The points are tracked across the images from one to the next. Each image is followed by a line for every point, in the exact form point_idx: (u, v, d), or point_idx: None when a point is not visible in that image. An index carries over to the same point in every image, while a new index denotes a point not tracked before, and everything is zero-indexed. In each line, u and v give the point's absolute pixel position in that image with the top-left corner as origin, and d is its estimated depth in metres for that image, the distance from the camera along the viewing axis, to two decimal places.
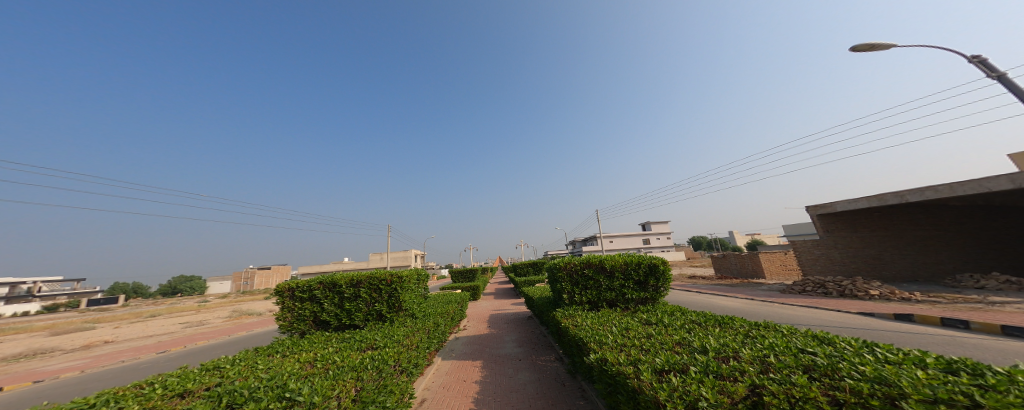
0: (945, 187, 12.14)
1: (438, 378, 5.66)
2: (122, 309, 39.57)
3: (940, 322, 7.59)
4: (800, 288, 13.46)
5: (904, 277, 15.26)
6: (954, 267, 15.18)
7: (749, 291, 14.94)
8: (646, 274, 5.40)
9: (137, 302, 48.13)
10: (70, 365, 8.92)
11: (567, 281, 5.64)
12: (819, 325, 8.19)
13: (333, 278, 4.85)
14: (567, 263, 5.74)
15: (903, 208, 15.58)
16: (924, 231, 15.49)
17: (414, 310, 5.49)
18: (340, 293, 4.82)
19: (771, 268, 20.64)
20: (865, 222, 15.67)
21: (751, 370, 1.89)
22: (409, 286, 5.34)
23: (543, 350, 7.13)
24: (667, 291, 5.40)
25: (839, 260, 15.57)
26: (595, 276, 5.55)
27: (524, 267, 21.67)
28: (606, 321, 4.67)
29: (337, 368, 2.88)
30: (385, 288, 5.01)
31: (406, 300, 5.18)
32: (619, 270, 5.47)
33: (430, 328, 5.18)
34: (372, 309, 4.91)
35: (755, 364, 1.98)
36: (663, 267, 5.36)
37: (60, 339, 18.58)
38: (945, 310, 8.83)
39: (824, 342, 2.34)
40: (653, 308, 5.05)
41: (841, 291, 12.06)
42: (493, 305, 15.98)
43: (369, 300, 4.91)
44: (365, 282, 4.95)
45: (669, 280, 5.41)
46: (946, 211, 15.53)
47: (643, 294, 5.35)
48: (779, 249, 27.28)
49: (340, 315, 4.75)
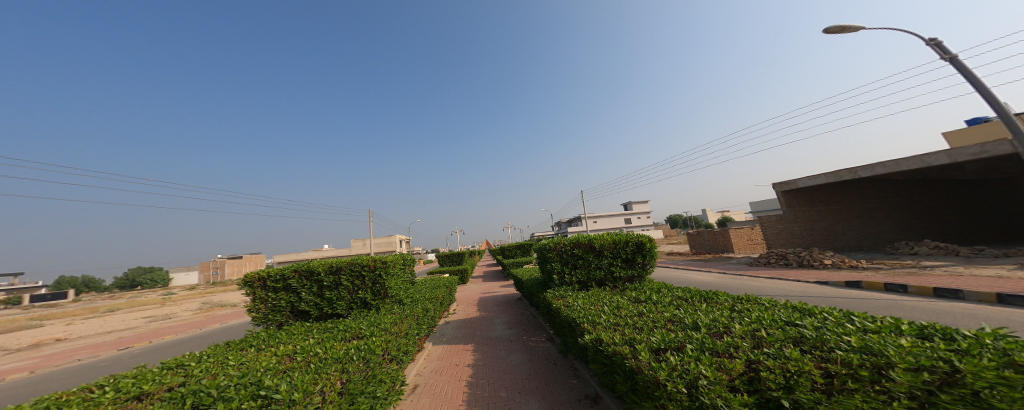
0: (893, 163, 13.16)
1: (430, 364, 5.65)
2: (77, 305, 36.78)
3: (883, 287, 8.42)
4: (765, 260, 14.44)
5: (852, 246, 16.63)
6: (897, 237, 16.75)
7: (720, 265, 15.91)
8: (634, 252, 5.52)
9: (93, 297, 44.80)
10: (21, 365, 8.22)
11: (557, 261, 5.67)
12: (784, 295, 8.84)
13: (310, 266, 4.56)
14: (556, 243, 5.75)
15: (857, 183, 16.82)
16: (872, 204, 16.84)
17: (401, 296, 5.36)
18: (319, 281, 4.56)
19: (740, 243, 22.00)
20: (824, 197, 16.81)
21: (745, 345, 1.95)
22: (394, 272, 5.14)
23: (533, 331, 7.27)
24: (653, 268, 5.56)
25: (799, 233, 16.74)
26: (584, 256, 5.60)
27: (510, 250, 21.87)
28: (597, 299, 4.76)
29: (322, 361, 2.73)
30: (368, 274, 4.80)
31: (392, 286, 5.01)
32: (607, 249, 5.55)
33: (418, 315, 5.07)
34: (355, 296, 4.72)
35: (748, 340, 2.03)
36: (649, 244, 5.51)
37: (8, 338, 17.11)
38: (888, 276, 9.78)
39: (806, 313, 2.44)
40: (642, 285, 5.19)
41: (800, 261, 12.96)
42: (480, 288, 16.11)
43: (352, 288, 4.71)
44: (346, 269, 4.70)
45: (654, 256, 5.57)
46: (893, 186, 16.91)
47: (630, 271, 5.50)
48: (747, 225, 28.98)
49: (321, 304, 4.53)
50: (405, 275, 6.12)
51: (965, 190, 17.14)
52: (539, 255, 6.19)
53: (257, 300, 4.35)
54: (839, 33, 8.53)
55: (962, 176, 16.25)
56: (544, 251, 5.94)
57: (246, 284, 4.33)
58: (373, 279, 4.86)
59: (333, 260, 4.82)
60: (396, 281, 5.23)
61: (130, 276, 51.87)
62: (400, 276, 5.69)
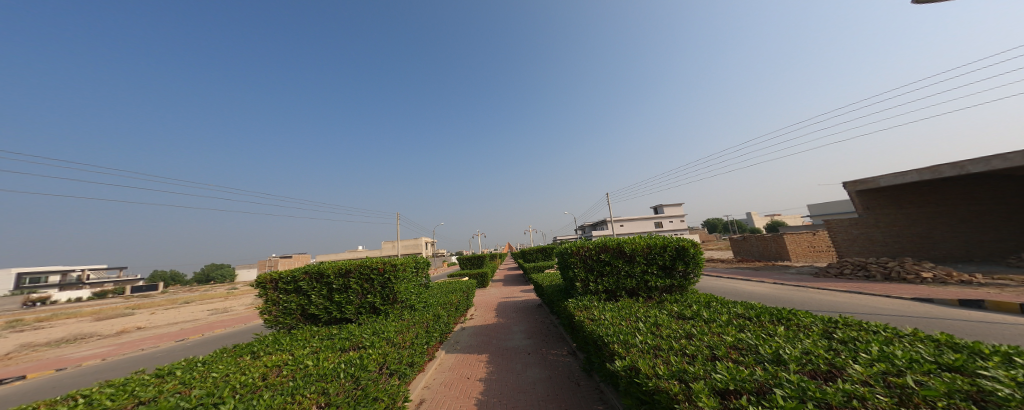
0: (1017, 155, 10.83)
1: (439, 375, 5.27)
2: (158, 296, 41.96)
3: (1017, 310, 6.60)
4: (837, 270, 12.40)
5: (955, 256, 13.76)
6: (1016, 245, 13.60)
7: (778, 275, 13.89)
8: (673, 259, 4.68)
9: (172, 289, 51.11)
10: (94, 352, 9.10)
11: (580, 267, 5.01)
12: (866, 314, 7.30)
13: (322, 268, 4.48)
14: (579, 247, 5.09)
15: (957, 180, 13.99)
16: (981, 205, 13.84)
17: (412, 301, 5.35)
18: (328, 284, 4.47)
19: (798, 250, 19.27)
20: (910, 198, 14.21)
21: (884, 400, 1.37)
22: (404, 276, 5.05)
23: (554, 343, 6.62)
24: (697, 278, 4.67)
25: (881, 241, 14.27)
26: (612, 261, 4.88)
27: (535, 253, 21.22)
28: (628, 313, 4.02)
29: (305, 377, 2.38)
30: (379, 278, 4.71)
31: (401, 291, 4.93)
32: (640, 254, 4.78)
33: (428, 322, 5.04)
34: (366, 300, 4.63)
35: (887, 390, 1.46)
36: (693, 250, 4.63)
37: (98, 324, 19.64)
38: (1018, 295, 7.71)
39: (952, 354, 1.80)
40: (682, 298, 4.35)
41: (887, 273, 11.02)
42: (503, 293, 15.64)
43: (361, 292, 4.61)
44: (356, 271, 4.61)
45: (700, 265, 4.67)
46: (1007, 183, 13.85)
47: (668, 281, 4.66)
48: (806, 230, 25.58)
49: (331, 307, 4.45)
50: (419, 278, 5.97)
51: None
52: (561, 260, 5.56)
53: (269, 302, 4.29)
54: None
55: None
56: (566, 255, 5.30)
57: (258, 285, 4.30)
58: (383, 283, 4.77)
59: (344, 262, 4.73)
60: (406, 285, 5.12)
61: (201, 272, 58.55)
62: (413, 280, 5.56)
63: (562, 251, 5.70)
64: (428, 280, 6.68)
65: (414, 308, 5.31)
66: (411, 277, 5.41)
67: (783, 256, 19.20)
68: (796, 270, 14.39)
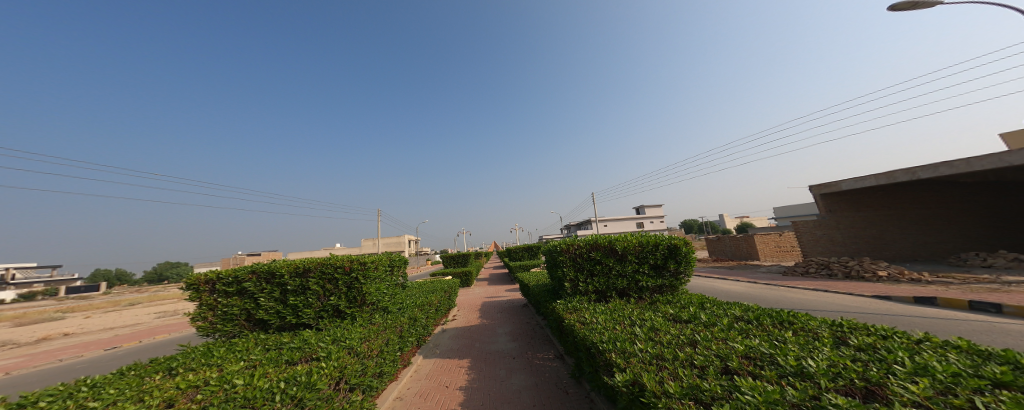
0: (962, 163, 11.79)
1: (414, 384, 4.78)
2: (100, 297, 38.02)
3: (968, 306, 7.01)
4: (803, 269, 12.93)
5: (904, 256, 14.89)
6: (956, 246, 14.87)
7: (750, 273, 14.42)
8: (665, 258, 4.49)
9: (118, 290, 46.47)
10: (4, 364, 7.80)
11: (570, 265, 4.73)
12: (837, 311, 7.56)
13: (272, 267, 3.87)
14: (569, 245, 4.82)
15: (908, 186, 15.11)
16: (927, 209, 15.03)
17: (384, 303, 4.83)
18: (281, 285, 3.87)
19: (768, 249, 20.26)
20: (866, 201, 15.20)
21: None
22: (374, 275, 4.51)
23: (540, 345, 6.33)
24: (689, 278, 4.49)
25: (841, 241, 15.15)
26: (602, 260, 4.64)
27: (519, 252, 20.98)
28: (620, 315, 3.75)
29: (224, 403, 1.87)
30: (343, 278, 4.15)
31: (370, 292, 4.40)
32: (631, 253, 4.56)
33: (400, 326, 4.58)
34: (327, 303, 4.07)
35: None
36: (685, 248, 4.44)
37: (24, 330, 17.31)
38: (964, 291, 8.29)
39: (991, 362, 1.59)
40: (674, 298, 4.17)
41: (847, 272, 11.49)
42: (485, 292, 15.23)
43: (322, 293, 4.05)
44: (316, 271, 4.02)
45: (692, 264, 4.49)
46: (950, 189, 15.11)
47: (659, 281, 4.48)
48: (774, 231, 26.99)
49: (284, 311, 3.87)
50: (394, 278, 5.44)
51: None
52: (549, 258, 5.26)
53: (204, 306, 3.65)
54: (908, 10, 7.23)
55: None
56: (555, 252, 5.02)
57: (189, 287, 3.65)
58: (348, 283, 4.22)
59: (302, 259, 4.13)
60: (377, 285, 4.59)
61: (154, 271, 53.71)
62: (386, 279, 5.01)
63: (550, 248, 5.41)
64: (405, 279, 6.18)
65: (386, 310, 4.82)
66: (384, 277, 4.87)
67: (754, 256, 20.08)
68: (766, 269, 15.04)
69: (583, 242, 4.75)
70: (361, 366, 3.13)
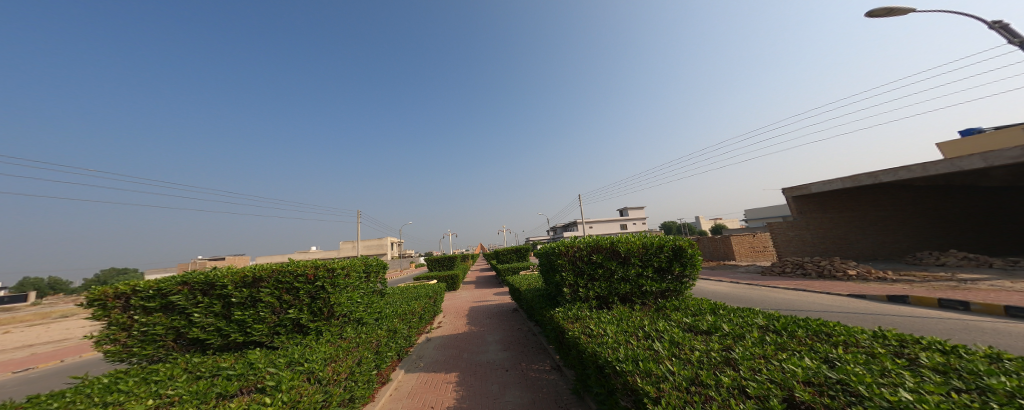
0: (918, 167, 12.59)
1: (395, 406, 4.19)
2: (33, 308, 33.89)
3: (937, 304, 7.30)
4: (779, 268, 13.39)
5: (866, 255, 15.81)
6: (911, 246, 15.95)
7: (730, 273, 14.79)
8: (669, 260, 4.25)
9: (54, 300, 41.50)
10: None
11: (569, 270, 4.37)
12: (820, 310, 7.68)
13: (212, 277, 3.26)
14: (569, 246, 4.46)
15: (870, 189, 16.06)
16: (885, 211, 16.04)
17: (359, 313, 4.23)
18: (224, 298, 3.27)
19: (744, 250, 21.02)
20: (832, 203, 16.02)
21: None
22: (345, 284, 3.91)
23: (534, 355, 5.89)
24: (694, 281, 4.26)
25: (811, 242, 15.88)
26: (603, 264, 4.33)
27: (505, 254, 20.52)
28: (626, 324, 3.43)
29: None
30: (304, 288, 3.55)
31: (340, 303, 3.81)
32: (635, 255, 4.27)
33: (377, 340, 3.99)
34: (284, 318, 3.46)
35: None
36: (691, 250, 4.20)
37: None
38: (928, 289, 8.73)
39: None
40: (680, 304, 3.92)
41: (820, 271, 11.97)
42: (470, 296, 14.66)
43: (278, 306, 3.44)
44: (269, 280, 3.41)
45: (697, 267, 4.26)
46: (906, 192, 16.19)
47: (663, 285, 4.22)
48: (747, 232, 28.17)
49: (227, 330, 3.26)
50: (371, 284, 4.83)
51: (981, 197, 16.46)
52: (545, 261, 4.89)
53: (119, 325, 3.04)
54: (883, 16, 7.47)
55: (982, 182, 15.51)
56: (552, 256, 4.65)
57: (91, 304, 2.93)
58: (311, 293, 3.62)
59: (252, 266, 3.51)
60: (348, 295, 3.98)
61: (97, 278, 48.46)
62: (361, 286, 4.40)
63: (545, 250, 5.04)
64: (384, 285, 5.57)
65: (361, 322, 4.23)
66: (357, 284, 4.26)
67: (732, 256, 20.76)
68: (745, 269, 15.51)
69: (583, 245, 4.41)
70: (320, 399, 2.52)
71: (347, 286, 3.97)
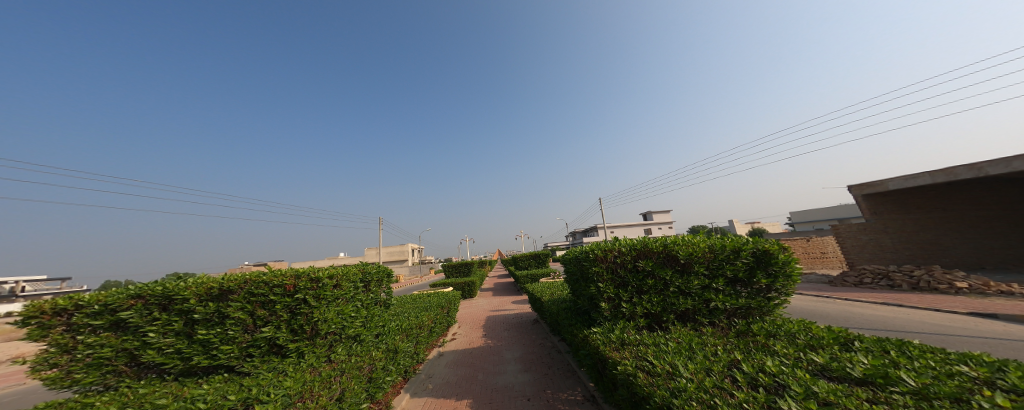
0: None
1: None
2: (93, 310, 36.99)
3: None
4: (856, 279, 11.31)
5: (965, 263, 13.15)
6: None
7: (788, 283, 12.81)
8: (748, 269, 3.09)
9: None
10: None
11: (607, 281, 3.37)
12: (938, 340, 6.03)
13: (171, 288, 2.51)
14: (608, 250, 3.43)
15: (964, 184, 13.44)
16: (988, 210, 13.30)
17: (352, 329, 3.56)
18: (186, 314, 2.51)
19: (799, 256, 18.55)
20: (915, 201, 13.57)
21: None
22: (332, 296, 3.21)
23: (561, 381, 4.88)
24: (783, 297, 3.08)
25: (891, 247, 13.49)
26: (655, 273, 3.26)
27: (526, 260, 19.55)
28: (696, 353, 2.41)
29: None
30: (283, 301, 2.82)
31: (326, 319, 3.11)
32: (699, 262, 3.15)
33: (371, 360, 3.30)
34: (257, 339, 2.71)
35: None
36: (782, 256, 3.00)
37: None
38: None
39: None
40: (769, 328, 2.79)
41: (915, 284, 9.91)
42: (490, 304, 13.81)
43: (253, 323, 2.71)
44: (241, 292, 2.67)
45: (790, 279, 3.04)
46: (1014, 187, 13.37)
47: (739, 302, 3.08)
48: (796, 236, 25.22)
49: (187, 353, 2.50)
50: (369, 296, 4.13)
51: None
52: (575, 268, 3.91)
53: (60, 346, 2.37)
54: None
55: None
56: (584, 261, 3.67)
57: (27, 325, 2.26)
58: (291, 308, 2.90)
59: (223, 276, 2.78)
60: (338, 309, 3.29)
61: None
62: (355, 299, 3.69)
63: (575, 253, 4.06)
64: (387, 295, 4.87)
65: (356, 340, 3.60)
66: (350, 297, 3.56)
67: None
68: (806, 278, 13.38)
69: (626, 248, 3.38)
70: None
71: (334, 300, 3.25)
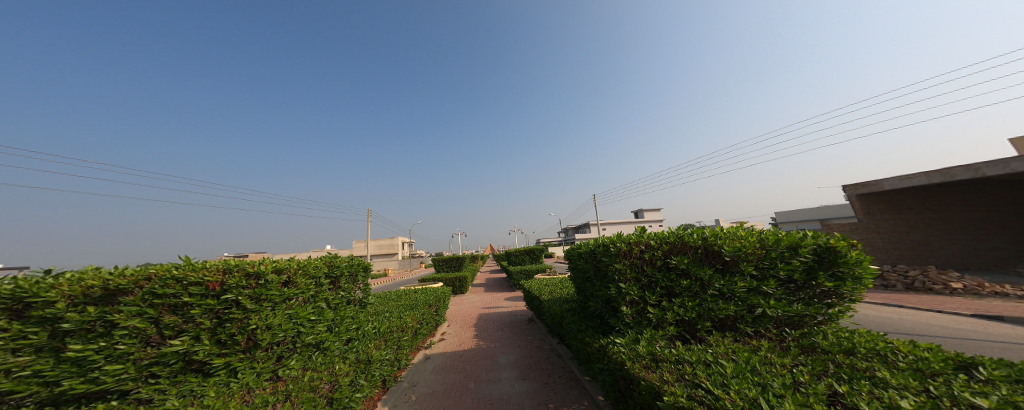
0: None
1: None
2: None
3: None
4: None
5: (953, 265, 13.17)
6: (1009, 254, 13.19)
7: None
8: (804, 270, 2.49)
9: None
10: None
11: (631, 282, 2.74)
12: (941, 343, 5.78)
13: (26, 287, 1.68)
14: (635, 244, 2.77)
15: (955, 186, 13.40)
16: (978, 213, 13.30)
17: (314, 335, 2.94)
18: (55, 321, 1.70)
19: None
20: (909, 202, 13.44)
21: None
22: (278, 298, 2.52)
23: (563, 392, 4.24)
24: (849, 306, 2.48)
25: (881, 247, 13.61)
26: (691, 273, 2.61)
27: (519, 256, 18.98)
28: (761, 375, 1.78)
29: None
30: (202, 305, 2.09)
31: (268, 325, 2.40)
32: (746, 260, 2.52)
33: (323, 371, 2.69)
34: (165, 354, 1.98)
35: None
36: (851, 254, 2.39)
37: None
38: None
39: None
40: (836, 345, 2.19)
41: (910, 284, 9.75)
42: (481, 300, 13.25)
43: (160, 333, 1.98)
44: (138, 292, 1.92)
45: (860, 284, 2.44)
46: (1001, 189, 13.42)
47: (794, 309, 2.45)
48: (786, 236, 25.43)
49: (51, 378, 1.67)
50: (336, 295, 3.45)
51: None
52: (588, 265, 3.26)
53: None
54: None
55: None
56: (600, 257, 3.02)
57: None
58: (215, 313, 2.18)
59: (116, 270, 2.00)
60: (287, 314, 2.59)
61: None
62: (313, 302, 2.99)
63: (588, 247, 3.41)
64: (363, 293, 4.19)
65: (320, 349, 3.03)
66: (305, 299, 2.86)
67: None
68: None
69: (654, 241, 2.73)
70: None
71: (280, 303, 2.55)
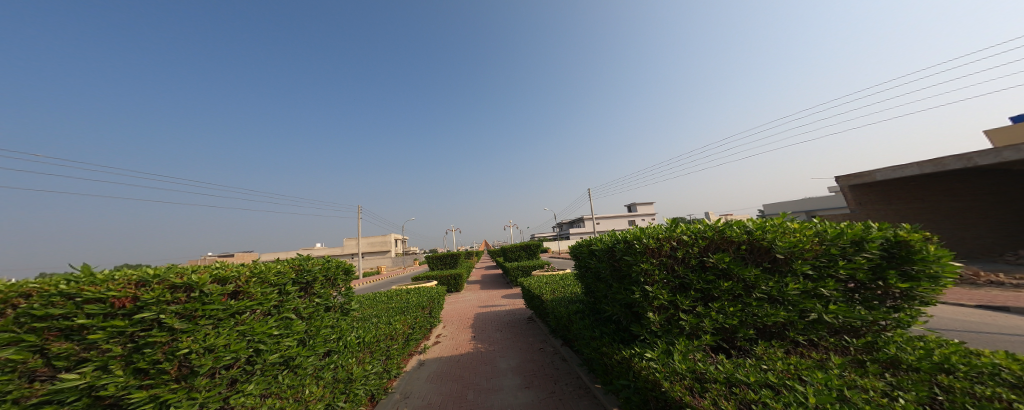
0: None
1: None
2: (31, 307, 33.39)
3: None
4: None
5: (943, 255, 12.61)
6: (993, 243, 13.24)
7: None
8: (870, 267, 2.05)
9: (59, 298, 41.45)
10: None
11: (660, 285, 2.16)
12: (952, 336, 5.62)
13: None
14: (667, 237, 2.19)
15: (941, 175, 13.08)
16: (967, 202, 12.98)
17: (283, 350, 2.51)
18: None
19: None
20: (904, 193, 12.83)
21: None
22: (224, 312, 1.97)
23: (573, 403, 3.85)
24: (919, 313, 2.04)
25: None
26: (732, 273, 2.07)
27: (514, 252, 18.57)
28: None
29: None
30: (107, 327, 1.57)
31: (209, 347, 1.86)
32: (799, 257, 2.01)
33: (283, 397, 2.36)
34: (60, 390, 1.49)
35: None
36: (927, 250, 1.94)
37: None
38: None
39: None
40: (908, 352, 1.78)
41: None
42: (477, 299, 12.83)
43: (51, 365, 1.48)
44: (12, 314, 1.43)
45: (936, 287, 1.99)
46: (985, 178, 13.31)
47: (855, 318, 1.99)
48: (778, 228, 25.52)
49: None
50: (309, 303, 3.00)
51: None
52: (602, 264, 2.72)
53: None
54: None
55: None
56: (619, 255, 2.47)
57: None
58: (129, 336, 1.65)
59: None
60: (238, 332, 2.06)
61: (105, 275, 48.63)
62: (275, 314, 2.47)
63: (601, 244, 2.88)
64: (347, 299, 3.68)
65: (294, 366, 2.60)
66: (264, 310, 2.33)
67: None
68: None
69: (686, 236, 2.18)
70: None
71: (227, 318, 2.01)
